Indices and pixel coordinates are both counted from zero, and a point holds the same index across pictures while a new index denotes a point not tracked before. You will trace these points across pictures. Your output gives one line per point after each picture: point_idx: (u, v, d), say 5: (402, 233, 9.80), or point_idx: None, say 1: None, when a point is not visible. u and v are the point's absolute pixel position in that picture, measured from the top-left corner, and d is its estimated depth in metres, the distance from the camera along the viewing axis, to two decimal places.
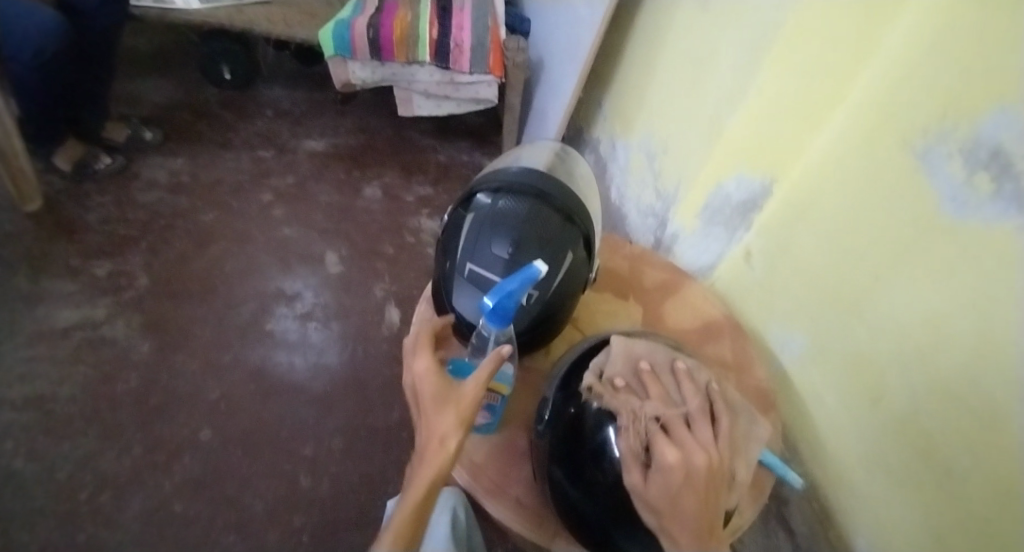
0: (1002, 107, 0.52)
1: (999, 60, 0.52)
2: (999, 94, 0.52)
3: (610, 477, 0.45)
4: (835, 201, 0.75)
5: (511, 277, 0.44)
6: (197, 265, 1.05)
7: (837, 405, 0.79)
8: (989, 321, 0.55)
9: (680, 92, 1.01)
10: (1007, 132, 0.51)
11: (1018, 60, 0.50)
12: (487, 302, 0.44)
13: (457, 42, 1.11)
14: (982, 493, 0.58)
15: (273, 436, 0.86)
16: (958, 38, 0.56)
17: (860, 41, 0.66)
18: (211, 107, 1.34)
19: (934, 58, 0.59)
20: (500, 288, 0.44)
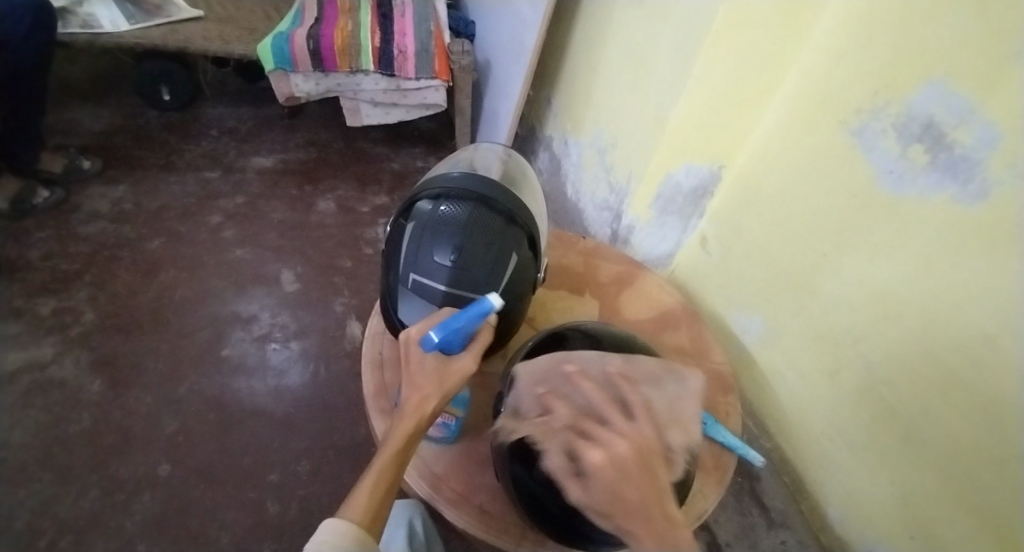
0: (932, 81, 0.54)
1: (927, 38, 0.54)
2: (931, 69, 0.54)
3: None
4: (781, 184, 0.77)
5: (461, 313, 0.43)
6: (147, 295, 1.01)
7: (797, 381, 0.81)
8: (934, 286, 0.57)
9: (624, 86, 1.01)
10: (939, 105, 0.54)
11: (948, 34, 0.52)
12: (431, 337, 0.42)
13: (400, 49, 1.10)
14: (942, 454, 0.60)
15: (237, 464, 0.83)
16: (887, 18, 0.58)
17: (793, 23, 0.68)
18: (152, 131, 1.29)
19: (865, 38, 0.61)
20: (448, 325, 0.42)
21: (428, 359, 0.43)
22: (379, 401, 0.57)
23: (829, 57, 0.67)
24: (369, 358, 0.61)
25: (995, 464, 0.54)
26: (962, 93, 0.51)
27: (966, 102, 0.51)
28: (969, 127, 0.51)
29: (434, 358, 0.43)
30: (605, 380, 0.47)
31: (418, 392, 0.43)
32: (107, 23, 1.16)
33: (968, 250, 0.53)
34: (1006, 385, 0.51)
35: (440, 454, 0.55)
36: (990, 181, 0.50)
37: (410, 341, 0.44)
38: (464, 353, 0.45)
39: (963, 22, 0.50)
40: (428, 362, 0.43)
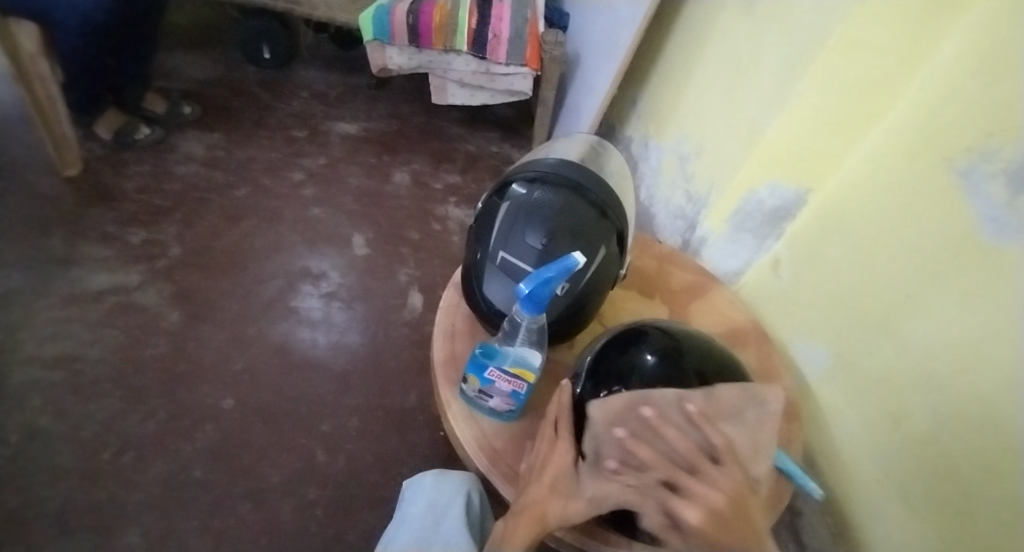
0: None
1: None
2: None
3: None
4: (870, 215, 0.74)
5: (549, 265, 0.44)
6: (228, 239, 1.07)
7: (858, 421, 0.79)
8: (1021, 346, 0.54)
9: (717, 96, 1.00)
10: None
11: None
12: (523, 288, 0.44)
13: (495, 33, 1.11)
14: (995, 522, 0.57)
15: (294, 410, 0.87)
16: (1015, 54, 0.54)
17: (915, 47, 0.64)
18: (248, 85, 1.35)
19: (984, 75, 0.58)
20: (537, 275, 0.43)
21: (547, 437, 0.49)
22: (448, 371, 0.59)
23: (945, 90, 0.63)
24: (441, 328, 0.62)
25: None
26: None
27: None
28: None
29: (548, 433, 0.49)
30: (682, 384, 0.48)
31: (551, 467, 0.45)
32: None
33: None
34: None
35: (500, 430, 0.55)
36: None
37: (540, 440, 0.50)
38: (552, 425, 0.49)
39: None
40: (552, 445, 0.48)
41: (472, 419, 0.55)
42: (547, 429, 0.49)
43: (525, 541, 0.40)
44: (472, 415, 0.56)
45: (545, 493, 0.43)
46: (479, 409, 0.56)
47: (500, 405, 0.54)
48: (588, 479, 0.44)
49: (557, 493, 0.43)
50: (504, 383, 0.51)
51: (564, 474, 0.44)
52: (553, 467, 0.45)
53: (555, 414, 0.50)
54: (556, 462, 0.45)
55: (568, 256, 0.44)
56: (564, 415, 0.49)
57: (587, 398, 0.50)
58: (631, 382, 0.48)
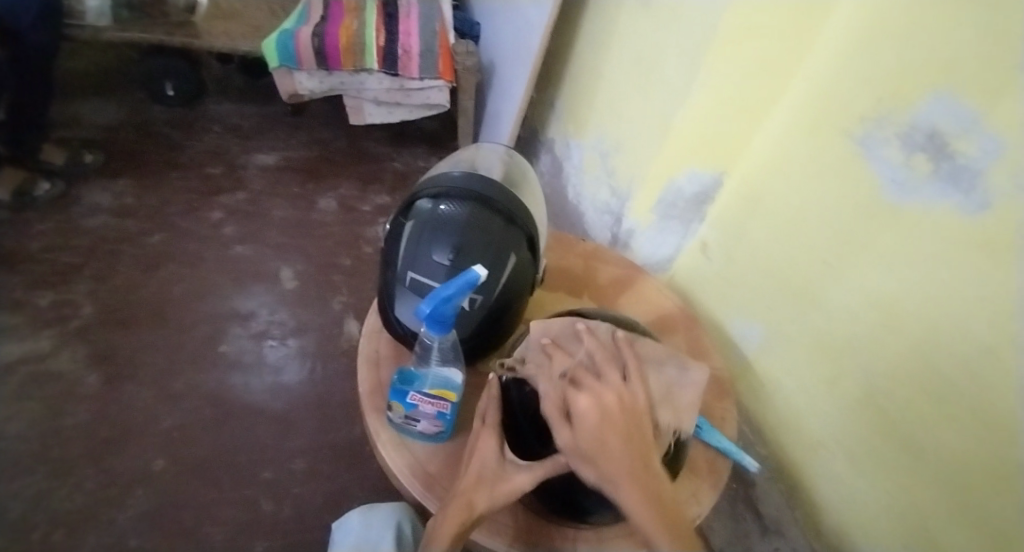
0: (938, 92, 0.55)
1: (936, 46, 0.54)
2: (938, 81, 0.54)
3: (562, 444, 0.46)
4: (782, 191, 0.79)
5: (448, 282, 0.42)
6: (147, 289, 1.01)
7: (797, 387, 0.83)
8: (936, 297, 0.58)
9: (626, 88, 1.01)
10: (944, 115, 0.54)
11: (954, 46, 0.52)
12: (425, 309, 0.43)
13: (405, 49, 1.10)
14: (937, 462, 0.61)
15: (232, 460, 0.83)
16: (893, 26, 0.58)
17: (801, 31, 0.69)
18: (157, 126, 1.29)
19: (871, 45, 0.62)
20: (436, 294, 0.42)
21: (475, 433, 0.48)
22: (374, 400, 0.57)
23: (833, 67, 0.67)
24: (365, 357, 0.60)
25: (992, 480, 0.55)
26: (967, 104, 0.51)
27: (970, 113, 0.51)
28: (971, 138, 0.51)
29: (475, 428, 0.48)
30: None
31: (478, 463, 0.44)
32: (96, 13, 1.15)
33: (975, 265, 0.53)
34: (1000, 394, 0.52)
35: (433, 452, 0.54)
36: (990, 191, 0.50)
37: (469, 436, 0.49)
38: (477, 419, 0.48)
39: (967, 33, 0.50)
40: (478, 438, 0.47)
41: (403, 445, 0.54)
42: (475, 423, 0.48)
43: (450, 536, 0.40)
44: (403, 442, 0.54)
45: (473, 487, 0.42)
46: (410, 434, 0.54)
47: (429, 427, 0.52)
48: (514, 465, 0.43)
49: (483, 487, 0.42)
50: (427, 406, 0.50)
51: (487, 465, 0.43)
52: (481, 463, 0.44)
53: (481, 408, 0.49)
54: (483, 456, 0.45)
55: (468, 271, 0.43)
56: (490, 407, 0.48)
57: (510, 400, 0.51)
58: None
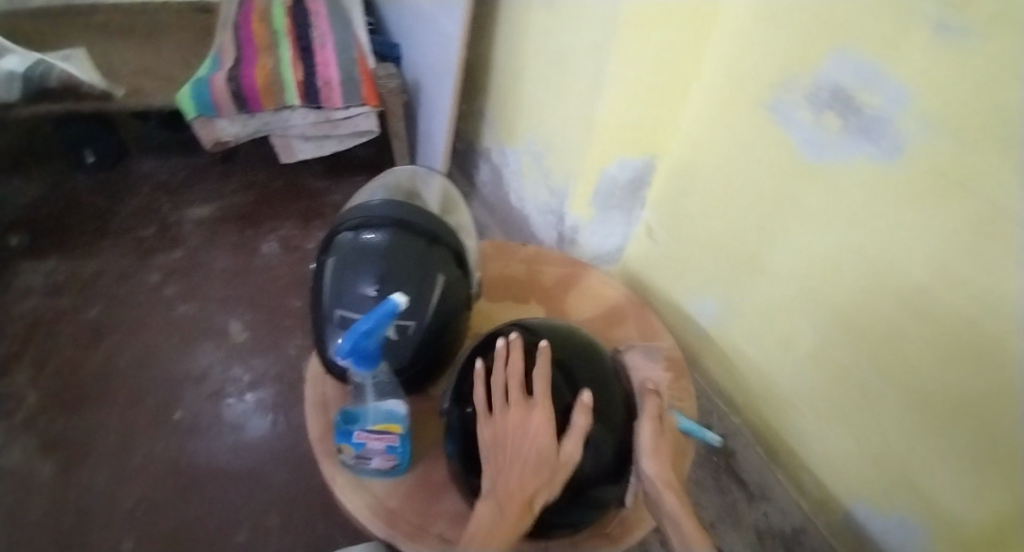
0: (835, 51, 0.56)
1: (824, 9, 0.56)
2: (833, 40, 0.56)
3: None
4: (711, 165, 0.81)
5: (365, 315, 0.42)
6: (91, 367, 0.97)
7: (756, 353, 0.84)
8: (866, 247, 0.61)
9: (547, 87, 1.00)
10: (845, 72, 0.56)
11: (841, 6, 0.54)
12: (345, 345, 0.42)
13: (324, 80, 1.09)
14: (896, 403, 0.64)
15: (203, 528, 0.80)
16: None
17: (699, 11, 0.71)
18: (82, 196, 1.25)
19: (768, 13, 0.64)
20: (353, 330, 0.41)
21: (512, 394, 0.46)
22: (326, 444, 0.55)
23: (741, 37, 0.69)
24: (313, 401, 0.59)
25: (951, 412, 0.57)
26: (864, 54, 0.53)
27: (870, 66, 0.53)
28: (874, 89, 0.53)
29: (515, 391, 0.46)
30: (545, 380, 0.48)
31: (525, 439, 0.43)
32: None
33: (899, 211, 0.55)
34: (941, 329, 0.55)
35: (392, 487, 0.53)
36: (900, 133, 0.52)
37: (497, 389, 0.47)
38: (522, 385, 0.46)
39: None
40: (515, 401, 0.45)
41: (360, 486, 0.53)
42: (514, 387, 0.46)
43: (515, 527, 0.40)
44: (360, 482, 0.53)
45: (528, 478, 0.42)
46: (366, 474, 0.53)
47: (383, 463, 0.52)
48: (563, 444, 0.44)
49: (542, 473, 0.42)
50: (376, 442, 0.50)
51: (547, 455, 0.43)
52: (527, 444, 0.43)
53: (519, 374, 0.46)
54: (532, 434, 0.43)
55: (386, 300, 0.42)
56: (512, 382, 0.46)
57: (454, 419, 0.49)
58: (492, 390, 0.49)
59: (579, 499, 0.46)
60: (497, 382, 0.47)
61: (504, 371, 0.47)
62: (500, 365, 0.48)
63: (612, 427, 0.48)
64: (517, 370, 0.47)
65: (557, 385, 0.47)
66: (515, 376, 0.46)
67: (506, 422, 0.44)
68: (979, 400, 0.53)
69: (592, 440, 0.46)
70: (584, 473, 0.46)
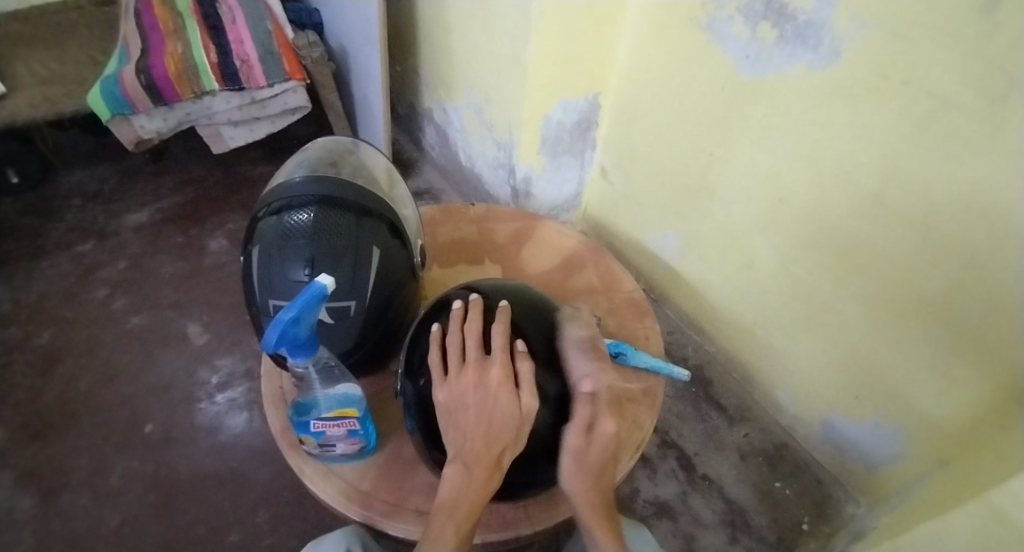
0: None
1: None
2: None
3: None
4: (654, 96, 0.78)
5: (290, 303, 0.39)
6: (50, 394, 0.93)
7: (720, 280, 0.84)
8: (813, 160, 0.59)
9: (474, 34, 0.94)
10: None
11: None
12: (273, 338, 0.39)
13: (241, 58, 1.02)
14: (857, 309, 0.65)
15: (194, 534, 0.80)
16: None
17: None
18: (8, 218, 1.17)
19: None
20: (279, 320, 0.38)
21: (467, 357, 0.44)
22: (288, 437, 0.54)
23: None
24: (270, 396, 0.57)
25: (915, 312, 0.58)
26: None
27: None
28: None
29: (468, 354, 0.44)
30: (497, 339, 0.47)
31: (484, 400, 0.42)
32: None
33: (844, 117, 0.53)
34: (897, 231, 0.54)
35: (363, 470, 0.53)
36: (836, 38, 0.50)
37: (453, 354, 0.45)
38: (474, 346, 0.44)
39: None
40: (469, 365, 0.43)
41: (330, 473, 0.52)
42: (468, 349, 0.44)
43: (480, 493, 0.40)
44: (329, 470, 0.53)
45: (493, 438, 0.41)
46: (334, 460, 0.53)
47: (349, 447, 0.51)
48: (522, 400, 0.42)
49: (505, 432, 0.41)
50: (334, 428, 0.49)
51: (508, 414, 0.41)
52: (488, 404, 0.42)
53: (473, 335, 0.45)
54: (490, 396, 0.42)
55: (312, 285, 0.40)
56: (469, 342, 0.45)
57: (409, 394, 0.48)
58: None
59: (547, 457, 0.46)
60: (452, 347, 0.45)
61: (456, 335, 0.46)
62: (452, 329, 0.46)
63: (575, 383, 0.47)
64: (471, 331, 0.45)
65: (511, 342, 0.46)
66: (471, 336, 0.45)
67: (466, 386, 0.42)
68: (942, 296, 0.53)
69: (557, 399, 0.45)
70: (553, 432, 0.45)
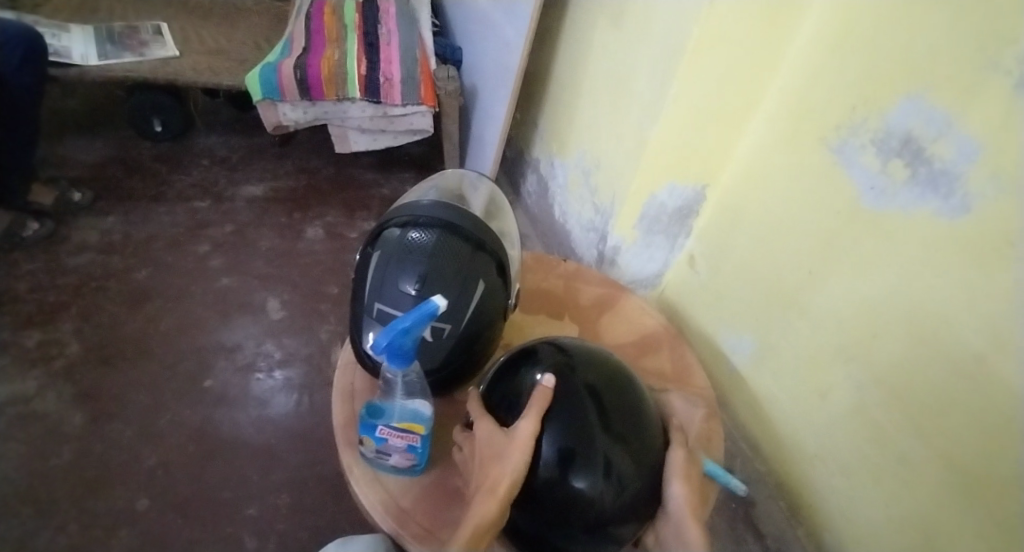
0: (910, 97, 0.55)
1: (904, 53, 0.54)
2: (910, 85, 0.54)
3: (536, 481, 0.46)
4: (763, 201, 0.79)
5: (406, 314, 0.41)
6: (131, 326, 1.01)
7: (789, 401, 0.81)
8: (917, 305, 0.58)
9: (603, 105, 0.99)
10: (918, 120, 0.54)
11: (922, 50, 0.52)
12: (382, 341, 0.42)
13: (386, 77, 1.12)
14: (931, 475, 0.60)
15: (216, 498, 0.81)
16: (866, 34, 0.58)
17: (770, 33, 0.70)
18: (145, 162, 1.31)
19: (840, 52, 0.63)
20: (393, 327, 0.41)
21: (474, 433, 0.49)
22: (348, 434, 0.56)
23: (808, 71, 0.68)
24: (340, 389, 0.59)
25: (998, 498, 0.53)
26: (940, 107, 0.51)
27: (944, 117, 0.51)
28: (947, 142, 0.51)
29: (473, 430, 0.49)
30: (572, 398, 0.47)
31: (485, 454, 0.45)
32: (76, 56, 1.19)
33: (961, 271, 0.52)
34: (994, 405, 0.51)
35: (407, 486, 0.53)
36: (970, 194, 0.49)
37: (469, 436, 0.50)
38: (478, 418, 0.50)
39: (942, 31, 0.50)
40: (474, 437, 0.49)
41: (376, 480, 0.53)
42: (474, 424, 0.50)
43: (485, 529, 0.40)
44: (376, 476, 0.53)
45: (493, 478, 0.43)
46: (383, 468, 0.53)
47: (402, 461, 0.52)
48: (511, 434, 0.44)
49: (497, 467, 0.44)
50: (397, 439, 0.49)
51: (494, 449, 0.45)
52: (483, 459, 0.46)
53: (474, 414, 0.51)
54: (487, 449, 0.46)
55: (428, 301, 0.42)
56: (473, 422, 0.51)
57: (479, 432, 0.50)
58: (520, 405, 0.49)
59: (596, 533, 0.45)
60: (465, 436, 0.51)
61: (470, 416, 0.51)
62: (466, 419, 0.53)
63: (637, 465, 0.46)
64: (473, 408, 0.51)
65: (584, 407, 0.47)
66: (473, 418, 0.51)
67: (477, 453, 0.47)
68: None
69: (619, 476, 0.45)
70: (607, 507, 0.44)
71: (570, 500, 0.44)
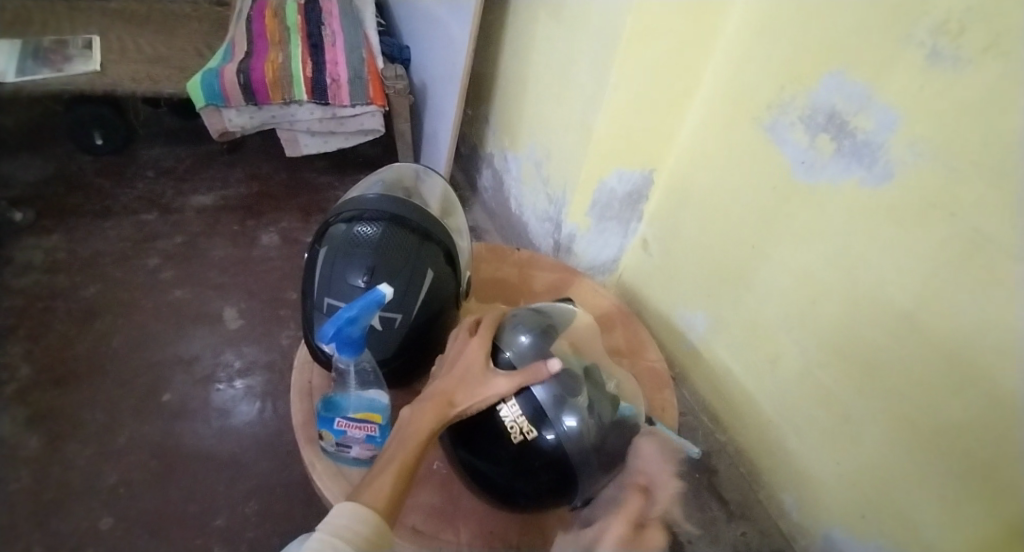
0: (831, 74, 0.58)
1: (823, 31, 0.58)
2: (831, 63, 0.58)
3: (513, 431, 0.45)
4: (707, 180, 0.82)
5: (353, 303, 0.42)
6: (82, 345, 0.97)
7: (741, 369, 0.85)
8: (851, 269, 0.62)
9: (550, 95, 1.01)
10: (840, 94, 0.57)
11: (840, 28, 0.56)
12: (328, 330, 0.42)
13: (333, 78, 1.11)
14: (871, 425, 0.65)
15: (182, 512, 0.80)
16: (791, 16, 0.62)
17: (703, 20, 0.72)
18: (87, 177, 1.26)
19: (769, 34, 0.66)
20: (340, 316, 0.42)
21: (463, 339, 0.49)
22: (308, 431, 0.56)
23: (741, 53, 0.72)
24: (298, 389, 0.60)
25: (933, 442, 0.57)
26: (859, 82, 0.55)
27: (863, 91, 0.55)
28: (867, 115, 0.55)
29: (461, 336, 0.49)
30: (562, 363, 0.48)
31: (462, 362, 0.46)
32: None
33: (886, 234, 0.56)
34: (928, 356, 0.55)
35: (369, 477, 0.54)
36: (892, 161, 0.53)
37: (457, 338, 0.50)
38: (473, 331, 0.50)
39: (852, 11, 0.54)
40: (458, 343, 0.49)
41: (339, 474, 0.53)
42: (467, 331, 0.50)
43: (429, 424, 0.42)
44: (338, 470, 0.54)
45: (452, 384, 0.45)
46: (346, 462, 0.54)
47: (363, 452, 0.53)
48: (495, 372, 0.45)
49: (465, 384, 0.45)
50: (356, 430, 0.50)
51: (471, 366, 0.46)
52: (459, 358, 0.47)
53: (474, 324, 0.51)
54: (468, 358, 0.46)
55: (374, 290, 0.43)
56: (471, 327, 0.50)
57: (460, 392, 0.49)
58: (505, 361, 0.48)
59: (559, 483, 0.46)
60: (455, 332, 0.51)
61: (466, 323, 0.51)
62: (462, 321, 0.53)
63: (614, 411, 0.49)
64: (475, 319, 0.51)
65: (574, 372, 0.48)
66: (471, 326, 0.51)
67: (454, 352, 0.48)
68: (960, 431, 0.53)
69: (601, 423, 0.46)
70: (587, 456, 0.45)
71: (545, 451, 0.45)
